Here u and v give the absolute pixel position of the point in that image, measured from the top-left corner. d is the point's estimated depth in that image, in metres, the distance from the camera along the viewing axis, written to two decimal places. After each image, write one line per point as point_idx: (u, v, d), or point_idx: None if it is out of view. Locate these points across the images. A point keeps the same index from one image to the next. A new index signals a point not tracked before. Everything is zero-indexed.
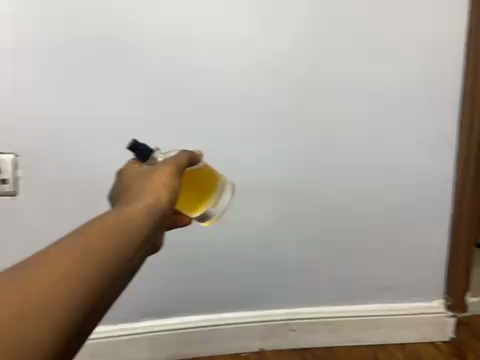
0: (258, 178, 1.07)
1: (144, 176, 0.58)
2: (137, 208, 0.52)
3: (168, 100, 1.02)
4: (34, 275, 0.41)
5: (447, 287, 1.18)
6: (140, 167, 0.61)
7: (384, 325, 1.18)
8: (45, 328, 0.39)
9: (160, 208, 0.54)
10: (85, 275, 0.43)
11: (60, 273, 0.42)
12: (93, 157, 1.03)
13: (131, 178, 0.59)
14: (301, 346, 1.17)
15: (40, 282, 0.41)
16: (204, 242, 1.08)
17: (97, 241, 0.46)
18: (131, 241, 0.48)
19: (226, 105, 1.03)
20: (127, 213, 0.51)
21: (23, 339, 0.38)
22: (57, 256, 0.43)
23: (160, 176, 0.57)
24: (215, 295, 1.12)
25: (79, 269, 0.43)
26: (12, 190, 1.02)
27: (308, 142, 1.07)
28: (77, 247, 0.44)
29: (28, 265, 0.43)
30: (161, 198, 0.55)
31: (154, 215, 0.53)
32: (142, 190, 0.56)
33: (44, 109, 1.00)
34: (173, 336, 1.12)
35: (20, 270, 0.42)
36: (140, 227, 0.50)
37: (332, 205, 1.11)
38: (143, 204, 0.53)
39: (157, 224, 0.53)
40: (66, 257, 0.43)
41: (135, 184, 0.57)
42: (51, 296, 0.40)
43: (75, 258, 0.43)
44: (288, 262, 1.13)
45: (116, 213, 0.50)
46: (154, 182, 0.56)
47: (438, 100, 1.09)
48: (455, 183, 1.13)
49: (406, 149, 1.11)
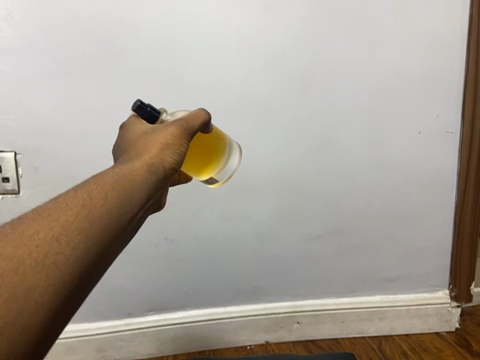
0: (261, 172, 1.06)
1: (146, 137, 0.56)
2: (141, 165, 0.51)
3: (169, 95, 1.01)
4: (33, 228, 0.39)
5: (451, 277, 1.19)
6: (144, 126, 0.60)
7: (389, 316, 1.18)
8: (49, 280, 0.37)
9: (162, 168, 0.52)
10: (88, 227, 0.40)
11: (64, 224, 0.40)
12: (95, 153, 1.02)
13: (132, 140, 0.58)
14: (306, 339, 1.17)
15: (41, 234, 0.38)
16: (208, 236, 1.08)
17: (99, 196, 0.44)
18: (133, 198, 0.46)
19: (227, 98, 1.02)
20: (131, 169, 0.50)
21: (26, 292, 0.35)
22: (57, 209, 0.41)
23: (162, 137, 0.56)
24: (220, 288, 1.12)
25: (85, 220, 0.41)
26: (14, 188, 1.01)
27: (311, 135, 1.06)
28: (78, 200, 0.42)
29: (28, 218, 0.40)
30: (163, 158, 0.53)
31: (158, 172, 0.52)
32: (147, 148, 0.54)
33: (44, 105, 0.99)
34: (178, 329, 1.12)
35: (18, 222, 0.40)
36: (142, 185, 0.48)
37: (336, 197, 1.11)
38: (148, 161, 0.52)
39: (158, 184, 0.51)
40: (69, 209, 0.41)
41: (136, 145, 0.56)
42: (54, 248, 0.38)
43: (76, 211, 0.41)
44: (292, 255, 1.13)
45: (117, 171, 0.48)
46: (156, 143, 0.55)
47: (440, 90, 1.09)
48: (458, 173, 1.13)
49: (410, 140, 1.10)
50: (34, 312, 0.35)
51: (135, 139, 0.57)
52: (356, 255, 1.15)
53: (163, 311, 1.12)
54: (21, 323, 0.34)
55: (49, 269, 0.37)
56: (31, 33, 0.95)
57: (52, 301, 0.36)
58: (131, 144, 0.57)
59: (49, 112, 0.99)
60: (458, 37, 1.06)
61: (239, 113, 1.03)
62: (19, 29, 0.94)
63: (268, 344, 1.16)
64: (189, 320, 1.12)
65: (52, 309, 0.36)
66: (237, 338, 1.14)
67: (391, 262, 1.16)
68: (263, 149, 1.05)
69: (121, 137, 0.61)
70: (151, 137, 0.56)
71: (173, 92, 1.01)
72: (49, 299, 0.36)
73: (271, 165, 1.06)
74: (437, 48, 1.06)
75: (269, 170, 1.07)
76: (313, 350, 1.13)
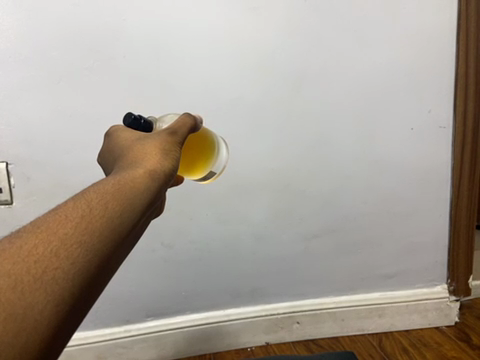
0: (255, 173, 1.06)
1: (141, 143, 0.57)
2: (138, 174, 0.50)
3: (161, 99, 1.00)
4: (32, 241, 0.37)
5: (449, 271, 1.19)
6: (133, 134, 0.60)
7: (388, 313, 1.18)
8: (50, 296, 0.34)
9: (161, 174, 0.52)
10: (89, 240, 0.39)
11: (63, 236, 0.38)
12: (88, 159, 1.01)
13: (125, 148, 0.58)
14: (307, 338, 1.17)
15: (40, 248, 0.36)
16: (204, 239, 1.08)
17: (98, 206, 0.43)
18: (133, 206, 0.46)
19: (219, 100, 1.02)
20: (128, 179, 0.48)
21: (24, 310, 0.32)
22: (55, 222, 0.39)
23: (155, 146, 0.56)
24: (219, 291, 1.12)
25: (84, 232, 0.39)
26: (7, 198, 1.00)
27: (304, 134, 1.07)
28: (76, 212, 0.41)
29: (24, 232, 0.38)
30: (161, 165, 0.53)
31: (156, 181, 0.51)
32: (142, 157, 0.54)
33: (35, 114, 0.98)
34: (177, 335, 1.11)
35: (14, 235, 0.38)
36: (141, 193, 0.47)
37: (331, 195, 1.11)
38: (144, 169, 0.51)
39: (158, 192, 0.51)
40: (69, 222, 0.40)
41: (130, 152, 0.56)
42: (54, 261, 0.36)
43: (76, 223, 0.40)
44: (290, 255, 1.13)
45: (115, 180, 0.48)
46: (151, 150, 0.55)
47: (431, 87, 1.09)
48: (452, 167, 1.13)
49: (402, 137, 1.11)
50: (34, 333, 0.32)
51: (129, 147, 0.57)
52: (354, 253, 1.15)
53: (162, 316, 1.11)
54: (19, 346, 0.31)
55: (48, 285, 0.34)
56: (19, 42, 0.94)
57: (53, 319, 0.33)
58: (126, 151, 0.57)
59: (40, 120, 0.98)
60: (447, 33, 1.07)
61: (231, 114, 1.03)
62: (6, 38, 0.94)
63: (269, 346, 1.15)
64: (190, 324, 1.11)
65: (53, 328, 0.33)
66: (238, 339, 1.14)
67: (388, 258, 1.17)
68: (257, 150, 1.05)
69: (112, 146, 0.61)
70: (144, 145, 0.56)
71: (164, 96, 1.00)
72: (49, 317, 0.33)
73: (266, 165, 1.06)
74: (427, 45, 1.07)
75: (264, 171, 1.06)
76: (313, 349, 1.13)
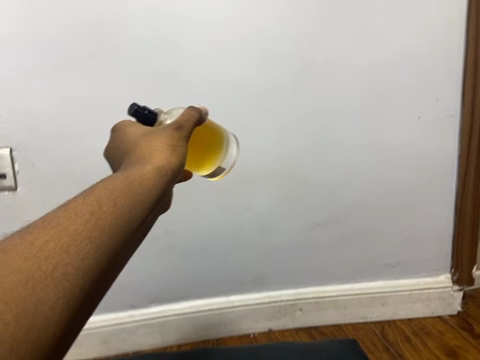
0: (259, 161, 1.06)
1: (148, 139, 0.57)
2: (146, 169, 0.50)
3: (164, 86, 0.99)
4: (43, 238, 0.38)
5: (453, 261, 1.19)
6: (141, 129, 0.60)
7: (390, 301, 1.19)
8: (62, 291, 0.36)
9: (168, 169, 0.52)
10: (98, 236, 0.40)
11: (73, 233, 0.39)
12: (91, 146, 1.01)
13: (132, 143, 0.58)
14: (309, 325, 1.18)
15: (51, 245, 0.38)
16: (207, 227, 1.08)
17: (107, 202, 0.43)
18: (142, 202, 0.46)
19: (223, 88, 1.01)
20: (136, 174, 0.49)
21: (36, 306, 0.34)
22: (65, 219, 0.40)
23: (163, 142, 0.56)
24: (222, 278, 1.13)
25: (93, 229, 0.40)
26: (11, 184, 1.00)
27: (309, 123, 1.05)
28: (86, 208, 0.42)
29: (36, 228, 0.40)
30: (167, 160, 0.53)
31: (164, 176, 0.51)
32: (150, 152, 0.54)
33: (37, 100, 0.97)
34: (181, 321, 1.13)
35: (27, 231, 0.39)
36: (150, 188, 0.48)
37: (335, 184, 1.10)
38: (152, 164, 0.51)
39: (167, 186, 0.51)
40: (78, 219, 0.41)
41: (138, 148, 0.56)
42: (64, 258, 0.37)
43: (85, 220, 0.41)
44: (294, 243, 1.13)
45: (123, 175, 0.48)
46: (159, 145, 0.55)
47: (438, 75, 1.07)
48: (459, 157, 1.12)
49: (409, 126, 1.09)
50: (45, 327, 0.34)
51: (136, 142, 0.57)
52: (357, 242, 1.15)
53: (165, 302, 1.12)
54: (31, 340, 0.33)
55: (59, 281, 0.36)
56: (20, 27, 0.93)
57: (64, 314, 0.35)
58: (134, 146, 0.57)
59: (42, 106, 0.98)
60: (457, 20, 1.05)
61: (236, 102, 1.02)
62: (7, 24, 0.92)
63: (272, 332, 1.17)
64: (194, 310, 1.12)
65: (64, 322, 0.35)
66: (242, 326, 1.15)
67: (391, 247, 1.17)
68: (261, 138, 1.05)
69: (120, 140, 0.61)
70: (152, 140, 0.56)
71: (168, 83, 0.99)
72: (60, 312, 0.35)
73: (270, 154, 1.06)
74: (436, 31, 1.05)
75: (268, 160, 1.06)
76: (316, 336, 1.15)
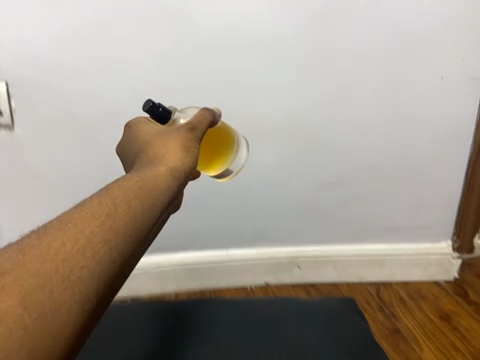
0: (265, 117, 1.03)
1: (162, 138, 0.55)
2: (162, 170, 0.49)
3: (169, 30, 0.96)
4: (60, 238, 0.36)
5: (456, 228, 1.18)
6: (154, 127, 0.59)
7: (388, 264, 1.20)
8: (78, 296, 0.35)
9: (183, 171, 0.51)
10: (115, 238, 0.38)
11: (88, 236, 0.37)
12: (92, 90, 0.99)
13: (146, 141, 0.56)
14: (306, 283, 1.20)
15: (67, 246, 0.36)
16: (209, 180, 1.08)
17: (126, 203, 0.42)
18: (159, 202, 0.45)
19: (233, 35, 0.96)
20: (153, 174, 0.48)
21: (51, 310, 0.33)
22: (82, 219, 0.39)
23: (177, 142, 0.54)
24: (222, 233, 1.14)
25: (109, 231, 0.38)
26: (8, 122, 1.00)
27: (320, 78, 1.01)
28: (104, 208, 0.40)
29: (50, 228, 0.37)
30: (182, 161, 0.52)
31: (179, 176, 0.50)
32: (164, 151, 0.52)
33: (34, 34, 0.95)
34: (181, 271, 1.16)
35: (40, 231, 0.37)
36: (167, 190, 0.47)
37: (343, 144, 1.07)
38: (168, 165, 0.50)
39: (180, 188, 0.50)
40: (95, 218, 0.39)
41: (153, 145, 0.54)
42: (81, 261, 0.36)
43: (102, 220, 0.39)
44: (296, 202, 1.12)
45: (140, 175, 0.47)
46: (173, 145, 0.54)
47: (466, 30, 1.00)
48: (476, 123, 1.08)
49: (426, 87, 1.04)
50: (59, 333, 0.33)
51: (151, 138, 0.56)
52: (360, 204, 1.14)
53: (165, 252, 1.15)
54: (46, 346, 0.32)
55: (75, 284, 0.35)
56: None
57: (78, 320, 0.34)
58: (148, 143, 0.55)
59: (41, 42, 0.95)
60: None
61: (245, 53, 0.98)
62: None
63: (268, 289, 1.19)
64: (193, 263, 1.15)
65: (78, 328, 0.34)
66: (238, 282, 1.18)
67: (394, 211, 1.16)
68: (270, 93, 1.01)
69: (131, 135, 0.59)
70: (166, 139, 0.54)
71: (174, 27, 0.95)
72: (74, 317, 0.34)
73: (277, 110, 1.03)
74: None
75: (275, 116, 1.03)
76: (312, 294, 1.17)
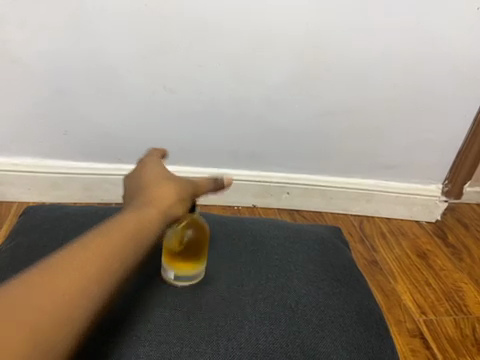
0: None
1: (121, 261, 0.83)
2: (91, 292, 0.77)
3: None
4: (43, 332, 0.68)
5: None
6: (126, 246, 0.85)
7: None
8: (67, 327, 0.72)
9: (107, 292, 0.80)
10: (70, 328, 0.72)
11: (57, 331, 0.70)
12: None
13: (118, 258, 0.83)
14: (346, 337, 1.04)
15: (57, 330, 0.70)
16: None
17: (66, 313, 0.72)
18: (85, 316, 0.75)
19: None
20: (82, 296, 0.75)
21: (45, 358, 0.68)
22: (48, 322, 0.69)
23: (121, 263, 0.83)
24: None
25: (67, 325, 0.72)
26: None
27: None
28: (58, 314, 0.71)
29: (36, 329, 0.68)
30: (108, 283, 0.80)
31: (98, 299, 0.78)
32: (110, 276, 0.81)
33: None
34: (210, 313, 1.03)
35: (42, 325, 0.69)
36: (84, 309, 0.75)
37: None
38: (98, 289, 0.78)
39: (104, 304, 0.79)
40: (57, 319, 0.71)
41: (117, 264, 0.83)
42: (55, 342, 0.69)
43: (60, 322, 0.71)
44: None
45: (75, 297, 0.74)
46: (118, 267, 0.83)
47: None
48: None
49: None
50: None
51: (119, 259, 0.83)
52: None
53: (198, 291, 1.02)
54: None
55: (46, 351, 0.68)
56: None
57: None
58: (118, 261, 0.83)
59: None
60: None
61: None
62: None
63: (314, 353, 0.99)
64: (222, 318, 1.02)
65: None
66: (278, 345, 0.98)
67: None
68: None
69: (111, 240, 0.85)
70: (121, 263, 0.83)
71: None
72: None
73: None
74: None
75: None
76: (352, 351, 1.02)
